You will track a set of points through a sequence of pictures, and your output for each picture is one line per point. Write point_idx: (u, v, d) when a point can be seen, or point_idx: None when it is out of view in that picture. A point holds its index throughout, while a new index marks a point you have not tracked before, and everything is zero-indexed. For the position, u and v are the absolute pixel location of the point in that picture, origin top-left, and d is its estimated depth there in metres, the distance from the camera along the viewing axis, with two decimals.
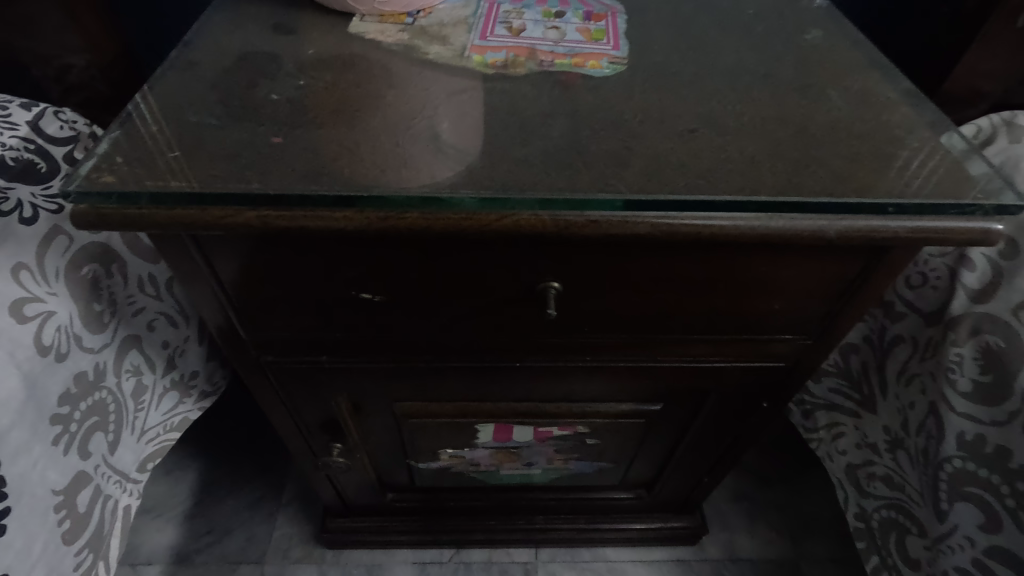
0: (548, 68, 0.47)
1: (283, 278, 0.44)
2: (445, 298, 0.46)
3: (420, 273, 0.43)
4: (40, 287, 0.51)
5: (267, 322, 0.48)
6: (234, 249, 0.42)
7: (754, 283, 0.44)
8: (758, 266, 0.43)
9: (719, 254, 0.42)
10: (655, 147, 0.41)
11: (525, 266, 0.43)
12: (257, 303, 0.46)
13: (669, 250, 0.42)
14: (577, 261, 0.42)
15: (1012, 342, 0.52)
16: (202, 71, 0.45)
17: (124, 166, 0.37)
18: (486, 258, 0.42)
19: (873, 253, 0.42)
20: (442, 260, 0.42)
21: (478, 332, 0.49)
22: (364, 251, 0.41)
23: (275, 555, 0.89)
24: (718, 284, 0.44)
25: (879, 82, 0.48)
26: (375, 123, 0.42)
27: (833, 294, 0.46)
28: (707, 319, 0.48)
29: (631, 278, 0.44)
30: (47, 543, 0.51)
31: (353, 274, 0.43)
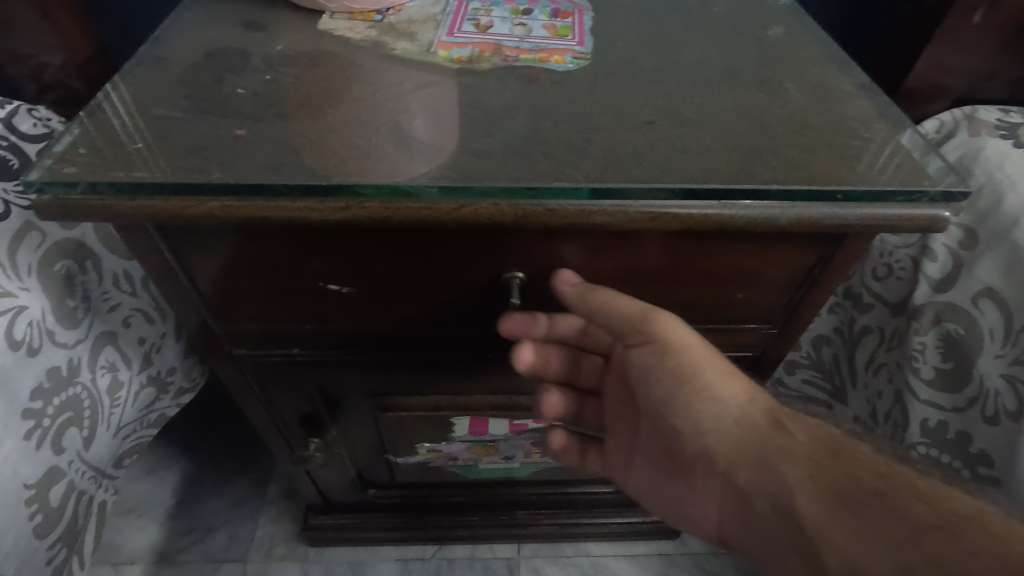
0: (512, 63, 0.48)
1: (251, 270, 0.44)
2: (413, 290, 0.46)
3: (386, 266, 0.44)
4: (12, 282, 0.51)
5: (236, 315, 0.49)
6: (204, 242, 0.42)
7: (717, 272, 0.45)
8: (717, 254, 0.44)
9: (680, 243, 0.43)
10: (614, 139, 0.42)
11: (491, 256, 0.44)
12: (227, 296, 0.47)
13: (630, 240, 0.42)
14: (541, 250, 0.43)
15: (971, 329, 0.53)
16: (170, 67, 0.46)
17: (87, 158, 0.37)
18: (450, 249, 0.43)
19: (829, 241, 0.43)
20: (407, 252, 0.43)
21: (447, 325, 0.50)
22: (332, 242, 0.42)
23: (258, 553, 0.89)
24: (680, 273, 0.45)
25: (837, 76, 0.49)
26: (340, 115, 0.43)
27: (795, 282, 0.47)
28: (673, 309, 0.49)
29: (595, 268, 0.45)
30: (19, 536, 0.51)
31: (320, 266, 0.44)
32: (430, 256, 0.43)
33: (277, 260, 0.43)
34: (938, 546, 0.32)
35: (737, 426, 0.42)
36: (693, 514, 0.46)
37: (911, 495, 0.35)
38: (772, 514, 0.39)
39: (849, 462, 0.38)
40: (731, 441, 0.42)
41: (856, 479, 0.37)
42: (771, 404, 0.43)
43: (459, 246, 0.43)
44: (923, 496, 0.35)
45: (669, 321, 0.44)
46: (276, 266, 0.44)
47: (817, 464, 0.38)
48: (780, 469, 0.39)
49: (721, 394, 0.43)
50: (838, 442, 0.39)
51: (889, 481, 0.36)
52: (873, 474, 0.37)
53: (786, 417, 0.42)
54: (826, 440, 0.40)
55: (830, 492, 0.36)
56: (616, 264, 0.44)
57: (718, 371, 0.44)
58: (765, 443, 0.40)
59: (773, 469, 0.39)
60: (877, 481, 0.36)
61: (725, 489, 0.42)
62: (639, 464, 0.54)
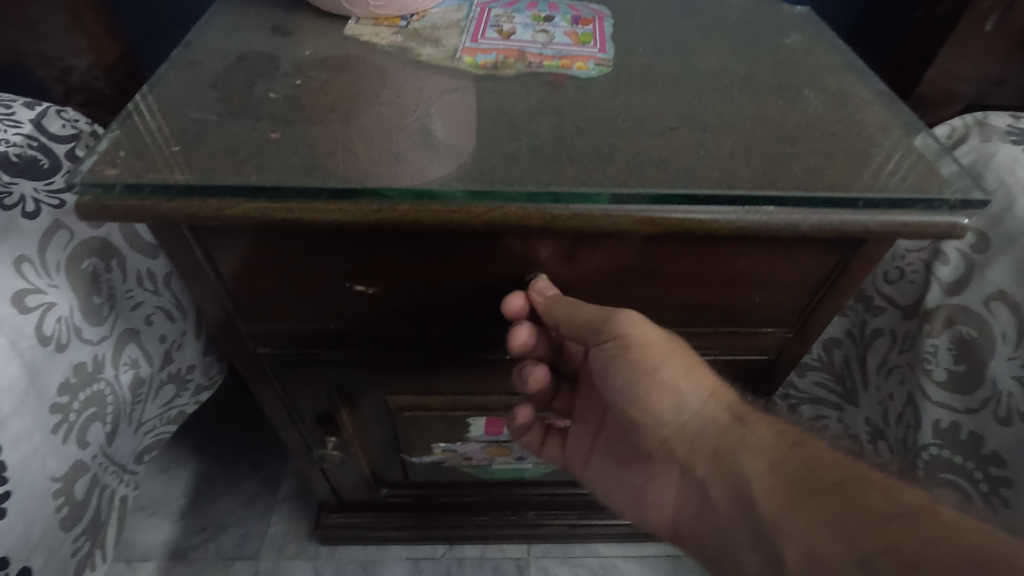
0: (536, 69, 0.49)
1: (280, 270, 0.45)
2: (436, 291, 0.47)
3: (412, 268, 0.45)
4: (41, 279, 0.52)
5: (262, 313, 0.50)
6: (235, 239, 0.43)
7: (737, 277, 0.46)
8: (737, 259, 0.45)
9: (701, 248, 0.44)
10: (638, 144, 0.42)
11: (516, 258, 0.44)
12: (254, 295, 0.48)
13: (653, 244, 0.43)
14: (563, 251, 0.44)
15: (984, 331, 0.54)
16: (202, 71, 0.47)
17: (126, 160, 0.38)
18: (473, 251, 0.44)
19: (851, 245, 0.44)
20: (432, 253, 0.44)
21: (468, 325, 0.51)
22: (359, 244, 0.43)
23: (270, 551, 0.90)
24: (700, 276, 0.46)
25: (854, 84, 0.50)
26: (369, 119, 0.43)
27: (812, 286, 0.47)
28: (692, 312, 0.50)
29: (616, 272, 0.46)
30: (46, 527, 0.52)
31: (347, 267, 0.45)
32: (454, 258, 0.44)
33: (305, 260, 0.44)
34: (893, 533, 0.34)
35: (696, 419, 0.45)
36: (651, 495, 0.51)
37: (867, 484, 0.38)
38: (729, 502, 0.43)
39: (808, 456, 0.41)
40: (691, 433, 0.46)
41: (813, 470, 0.40)
42: (731, 397, 0.46)
43: (484, 247, 0.43)
44: (882, 488, 0.38)
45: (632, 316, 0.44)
46: (304, 267, 0.45)
47: (775, 459, 0.41)
48: (739, 464, 0.42)
49: (684, 388, 0.46)
50: (798, 436, 0.42)
51: (847, 472, 0.39)
52: (831, 466, 0.40)
53: (747, 411, 0.45)
54: (786, 434, 0.43)
55: (787, 485, 0.40)
56: (636, 268, 0.45)
57: (679, 367, 0.46)
58: (725, 436, 0.44)
59: (732, 460, 0.43)
60: (837, 471, 0.39)
61: (685, 475, 0.46)
62: (606, 443, 0.58)
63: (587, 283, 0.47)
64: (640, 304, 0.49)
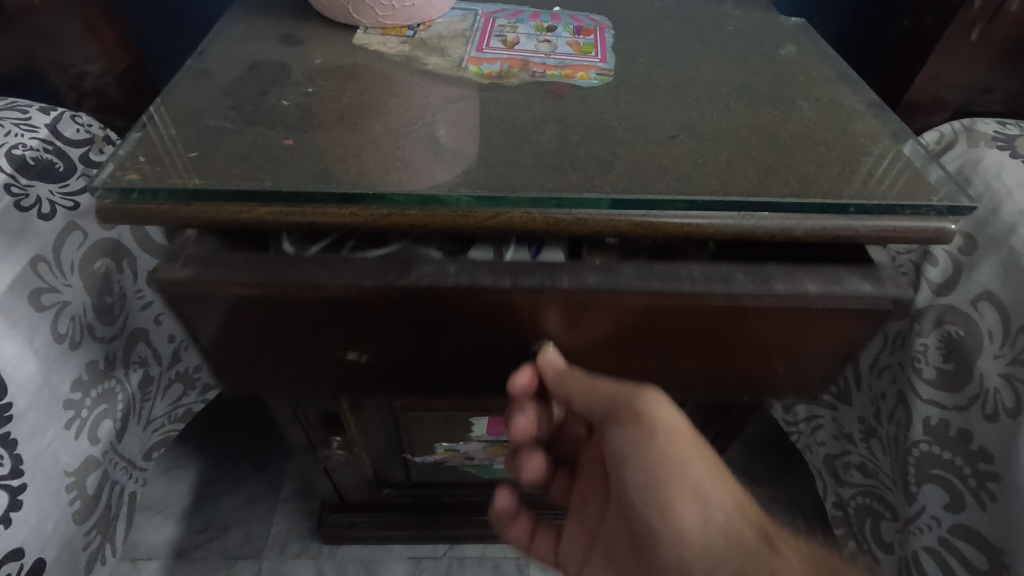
0: (539, 78, 0.51)
1: (272, 330, 0.43)
2: (439, 352, 0.45)
3: (415, 331, 0.43)
4: (57, 279, 0.53)
5: (252, 372, 0.47)
6: (221, 295, 0.40)
7: (759, 345, 0.44)
8: (758, 324, 0.42)
9: (721, 312, 0.41)
10: (638, 152, 0.44)
11: (523, 318, 0.42)
12: (242, 351, 0.45)
13: (670, 308, 0.41)
14: (574, 311, 0.41)
15: (971, 330, 0.56)
16: (216, 80, 0.48)
17: (146, 165, 0.40)
18: (478, 313, 0.41)
19: (897, 300, 0.41)
20: (437, 320, 0.42)
21: (472, 384, 0.48)
22: (360, 310, 0.41)
23: (273, 550, 0.91)
24: (718, 340, 0.44)
25: (846, 94, 0.52)
26: (378, 128, 0.45)
27: (838, 352, 0.45)
28: (706, 373, 0.47)
29: (629, 334, 0.43)
30: (59, 520, 0.53)
31: (346, 332, 0.43)
32: (458, 322, 0.42)
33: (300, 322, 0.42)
34: None
35: (721, 535, 0.40)
36: None
37: None
38: None
39: None
40: (712, 552, 0.40)
41: None
42: (761, 518, 0.41)
43: (492, 310, 0.41)
44: None
45: (659, 403, 0.44)
46: (299, 328, 0.42)
47: None
48: None
49: (708, 494, 0.42)
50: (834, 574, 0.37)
51: None
52: None
53: (776, 532, 0.40)
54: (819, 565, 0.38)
55: None
56: (656, 334, 0.43)
57: (703, 467, 0.43)
58: (750, 560, 0.38)
59: None
60: None
61: None
62: (602, 550, 0.52)
63: (596, 343, 0.45)
64: (657, 368, 0.47)
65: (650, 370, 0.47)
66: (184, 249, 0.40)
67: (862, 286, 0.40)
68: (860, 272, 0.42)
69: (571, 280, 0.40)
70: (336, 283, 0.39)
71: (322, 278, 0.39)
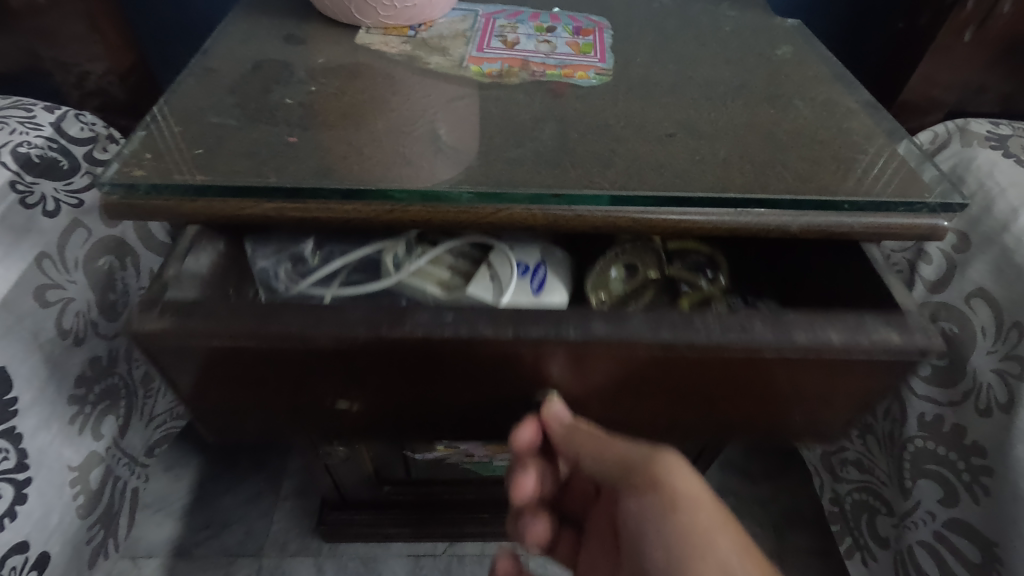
0: (539, 78, 0.52)
1: (260, 382, 0.42)
2: (430, 399, 0.44)
3: (404, 381, 0.42)
4: (62, 276, 0.53)
5: (241, 420, 0.46)
6: (197, 349, 0.39)
7: (776, 396, 0.43)
8: (775, 376, 0.41)
9: (737, 365, 0.40)
10: (636, 150, 0.45)
11: (512, 370, 0.41)
12: (230, 401, 0.44)
13: (684, 362, 0.40)
14: (582, 361, 0.40)
15: (965, 327, 0.57)
16: (220, 78, 0.49)
17: (152, 161, 0.40)
18: (464, 366, 0.41)
19: (925, 350, 0.39)
20: (427, 369, 0.41)
21: (466, 427, 0.48)
22: (351, 360, 0.40)
23: (274, 548, 0.91)
24: (733, 391, 0.42)
25: (841, 94, 0.52)
26: (380, 125, 0.46)
27: (859, 403, 0.43)
28: (720, 419, 0.46)
29: (641, 384, 0.42)
30: (63, 514, 0.53)
31: (336, 383, 0.42)
32: (445, 373, 0.41)
33: (288, 374, 0.41)
34: None
35: None
36: None
37: None
38: None
39: None
40: None
41: None
42: None
43: (482, 361, 0.40)
44: None
45: (677, 470, 0.42)
46: (284, 379, 0.42)
47: None
48: None
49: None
50: None
51: None
52: None
53: None
54: None
55: None
56: (669, 385, 0.42)
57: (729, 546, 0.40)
58: None
59: None
60: None
61: None
62: None
63: (604, 391, 0.43)
64: (668, 415, 0.46)
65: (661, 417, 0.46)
66: (162, 300, 0.39)
67: (888, 337, 0.39)
68: (885, 318, 0.40)
69: (577, 330, 0.39)
70: (323, 334, 0.38)
71: (310, 328, 0.38)
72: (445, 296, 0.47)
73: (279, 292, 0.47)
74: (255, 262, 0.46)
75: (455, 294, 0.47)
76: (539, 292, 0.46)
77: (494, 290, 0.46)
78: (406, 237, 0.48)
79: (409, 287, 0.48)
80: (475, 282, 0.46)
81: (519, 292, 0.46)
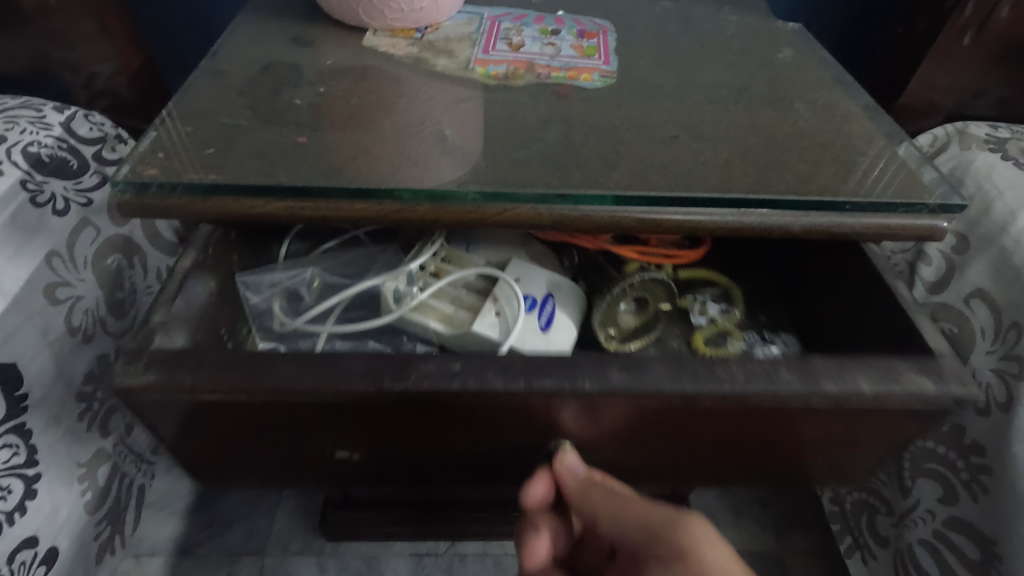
0: (544, 80, 0.52)
1: (264, 428, 0.42)
2: (432, 442, 0.45)
3: (407, 428, 0.43)
4: (71, 274, 0.54)
5: (244, 457, 0.47)
6: (186, 402, 0.39)
7: (793, 438, 0.44)
8: (797, 422, 0.42)
9: (758, 413, 0.41)
10: (640, 151, 0.45)
11: (512, 416, 0.41)
12: (231, 443, 0.44)
13: (708, 412, 0.41)
14: (602, 414, 0.41)
15: (964, 327, 0.57)
16: (231, 79, 0.49)
17: (165, 161, 0.41)
18: (465, 416, 0.41)
19: (958, 399, 0.40)
20: (424, 417, 0.41)
21: (466, 463, 0.49)
22: (351, 409, 0.40)
23: (276, 547, 0.86)
24: (752, 433, 0.44)
25: (842, 97, 0.53)
26: (388, 126, 0.46)
27: (874, 442, 0.44)
28: (737, 456, 0.47)
29: (662, 429, 0.43)
30: (71, 510, 0.53)
31: (342, 430, 0.43)
32: (448, 422, 0.42)
33: (300, 422, 0.42)
34: None
35: None
36: None
37: None
38: None
39: None
40: None
41: None
42: None
43: (486, 412, 0.41)
44: None
45: (702, 530, 0.39)
46: (289, 425, 0.42)
47: None
48: None
49: None
50: None
51: None
52: None
53: None
54: None
55: None
56: (688, 431, 0.43)
57: None
58: None
59: None
60: None
61: None
62: None
63: (616, 436, 0.44)
64: (685, 455, 0.47)
65: (680, 455, 0.47)
66: (147, 350, 0.39)
67: (921, 384, 0.40)
68: (916, 364, 0.41)
69: (593, 382, 0.39)
70: (319, 390, 0.38)
71: (307, 381, 0.38)
72: (450, 331, 0.48)
73: (275, 329, 0.49)
74: (248, 300, 0.50)
75: (459, 328, 0.48)
76: (548, 329, 0.48)
77: (500, 329, 0.47)
78: (407, 269, 0.50)
79: (412, 321, 0.49)
80: (481, 320, 0.48)
81: (528, 330, 0.47)
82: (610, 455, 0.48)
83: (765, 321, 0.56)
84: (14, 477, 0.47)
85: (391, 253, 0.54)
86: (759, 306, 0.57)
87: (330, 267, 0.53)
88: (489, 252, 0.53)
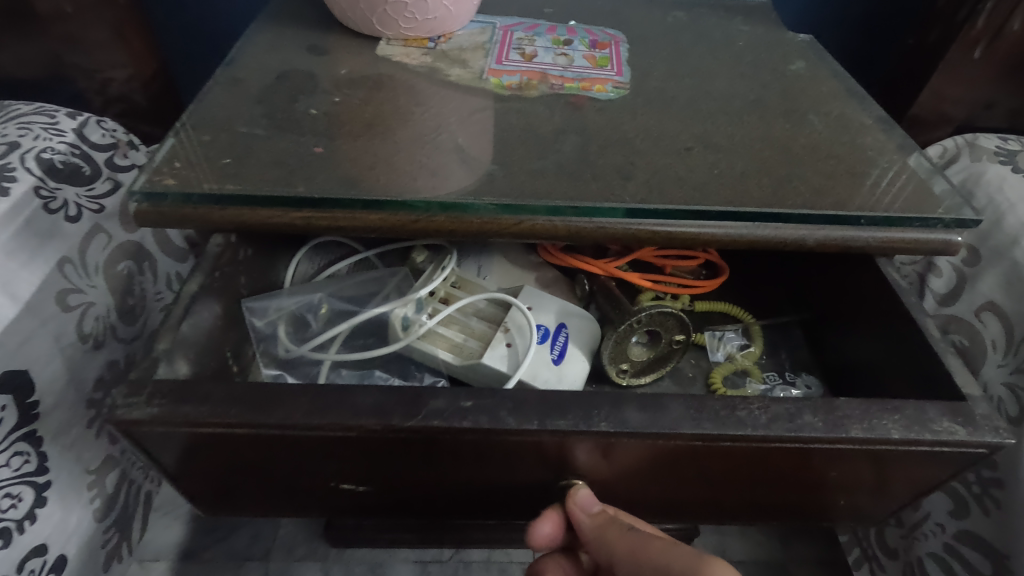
0: (558, 90, 0.52)
1: (273, 461, 0.42)
2: (442, 476, 0.45)
3: (416, 462, 0.42)
4: (82, 280, 0.54)
5: (252, 487, 0.46)
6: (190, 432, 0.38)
7: (814, 476, 0.44)
8: (818, 461, 0.42)
9: (778, 453, 0.41)
10: (655, 163, 0.46)
11: (524, 452, 0.41)
12: (239, 474, 0.44)
13: (728, 452, 0.40)
14: (617, 452, 0.41)
15: (975, 340, 0.57)
16: (247, 87, 0.50)
17: (182, 170, 0.41)
18: (474, 451, 0.41)
19: (990, 446, 0.40)
20: (432, 452, 0.41)
21: (475, 495, 0.48)
22: (358, 443, 0.40)
23: (279, 553, 0.82)
24: (773, 471, 0.43)
25: (854, 109, 0.53)
26: (404, 136, 0.46)
27: (896, 479, 0.44)
28: (757, 493, 0.47)
29: (680, 467, 0.43)
30: (81, 517, 0.54)
31: (351, 464, 0.43)
32: (458, 456, 0.41)
33: (310, 456, 0.42)
34: None
35: None
36: None
37: None
38: None
39: None
40: None
41: None
42: None
43: (496, 448, 0.40)
44: None
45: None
46: (298, 458, 0.42)
47: None
48: None
49: None
50: None
51: None
52: None
53: None
54: None
55: None
56: (705, 469, 0.43)
57: None
58: None
59: None
60: None
61: None
62: None
63: (632, 474, 0.44)
64: (704, 492, 0.47)
65: (696, 491, 0.47)
66: (152, 381, 0.38)
67: (953, 430, 0.40)
68: (946, 407, 0.41)
69: (609, 422, 0.38)
70: (328, 423, 0.37)
71: (313, 418, 0.37)
72: (458, 361, 0.48)
73: (282, 355, 0.49)
74: (253, 325, 0.49)
75: (469, 358, 0.48)
76: (559, 362, 0.48)
77: (510, 361, 0.47)
78: (417, 297, 0.50)
79: (421, 350, 0.49)
80: (491, 351, 0.47)
81: (540, 361, 0.47)
82: (622, 490, 0.47)
83: (786, 359, 0.58)
84: (25, 484, 0.47)
85: (400, 279, 0.53)
86: (779, 342, 0.60)
87: (339, 292, 0.53)
88: (501, 277, 0.54)
